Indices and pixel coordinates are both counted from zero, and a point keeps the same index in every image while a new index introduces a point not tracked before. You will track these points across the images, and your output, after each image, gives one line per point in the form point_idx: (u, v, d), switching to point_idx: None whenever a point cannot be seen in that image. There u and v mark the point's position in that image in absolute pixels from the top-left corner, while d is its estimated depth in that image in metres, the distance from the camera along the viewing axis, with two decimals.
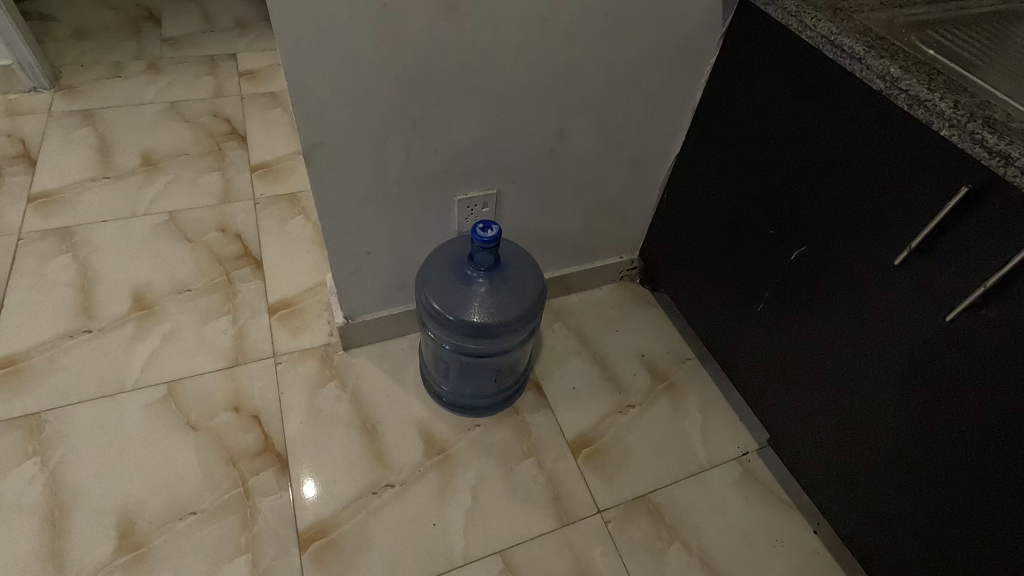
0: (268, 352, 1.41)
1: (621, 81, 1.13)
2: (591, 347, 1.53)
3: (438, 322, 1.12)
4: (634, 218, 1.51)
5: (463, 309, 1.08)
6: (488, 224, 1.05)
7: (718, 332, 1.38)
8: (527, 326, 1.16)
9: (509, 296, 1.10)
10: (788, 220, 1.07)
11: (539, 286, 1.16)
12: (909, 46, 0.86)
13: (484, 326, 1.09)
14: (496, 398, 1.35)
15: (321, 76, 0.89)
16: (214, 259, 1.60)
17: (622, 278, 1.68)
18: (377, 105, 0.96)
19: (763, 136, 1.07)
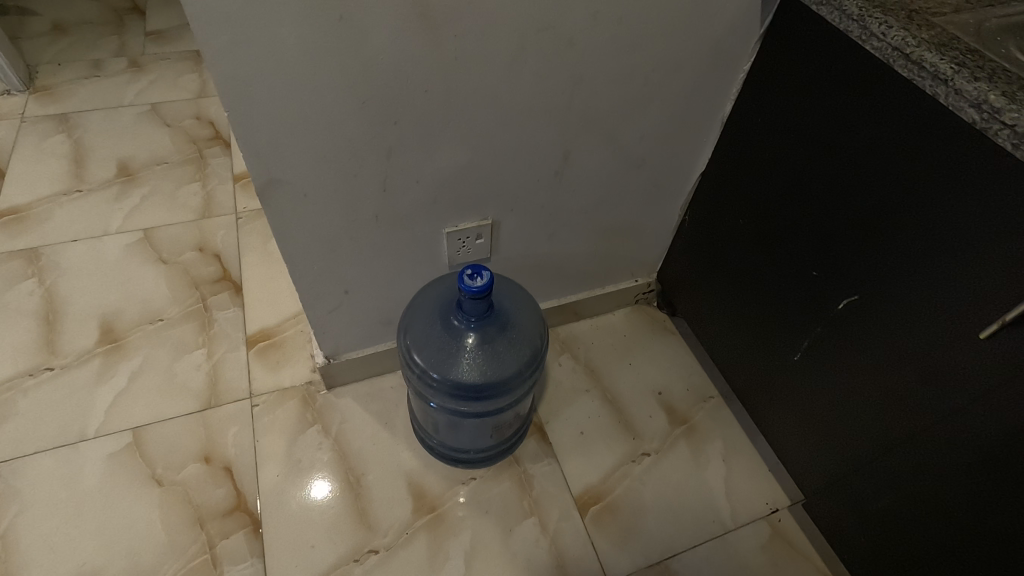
0: (244, 393, 1.28)
1: (639, 96, 0.96)
2: (602, 384, 1.37)
3: (421, 380, 0.97)
4: (652, 240, 1.34)
5: (448, 368, 0.94)
6: (477, 271, 0.90)
7: (746, 374, 1.21)
8: (526, 383, 1.01)
9: (501, 354, 0.95)
10: (836, 265, 0.90)
11: (539, 336, 1.01)
12: (1009, 63, 0.68)
13: (472, 387, 0.95)
14: (493, 449, 1.21)
15: (273, 105, 0.73)
16: (191, 284, 1.47)
17: (638, 301, 1.52)
18: (344, 134, 0.81)
19: (808, 164, 0.89)
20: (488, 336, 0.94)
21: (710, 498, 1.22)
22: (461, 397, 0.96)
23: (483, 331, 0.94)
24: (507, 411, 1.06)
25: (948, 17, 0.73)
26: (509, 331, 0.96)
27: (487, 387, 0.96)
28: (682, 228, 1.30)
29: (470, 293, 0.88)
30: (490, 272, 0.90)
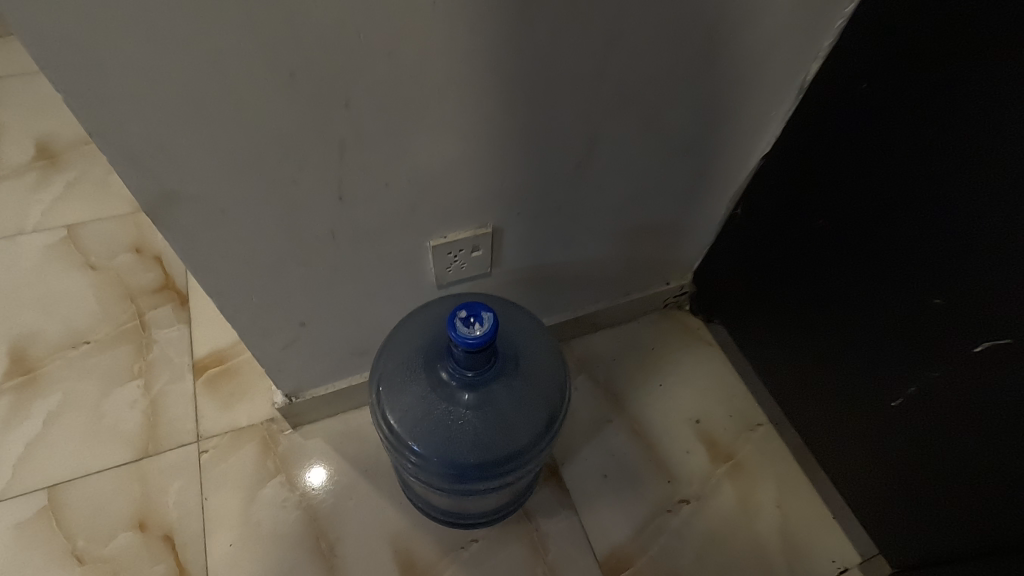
0: (189, 435, 1.04)
1: (697, 54, 0.68)
2: (629, 411, 1.13)
3: (400, 457, 0.73)
4: (691, 238, 1.08)
5: (435, 447, 0.69)
6: (475, 313, 0.65)
7: (815, 409, 0.97)
8: (541, 457, 0.76)
9: (507, 427, 0.70)
10: (977, 292, 0.65)
11: (559, 393, 0.76)
12: None
13: (467, 472, 0.70)
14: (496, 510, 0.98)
15: (148, 86, 0.47)
16: (125, 294, 1.20)
17: (668, 305, 1.26)
18: (268, 122, 0.54)
19: (945, 152, 0.63)
20: (490, 401, 0.70)
21: (764, 557, 1.00)
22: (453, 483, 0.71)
23: (483, 394, 0.70)
24: (514, 485, 0.82)
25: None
26: (520, 391, 0.72)
27: (489, 472, 0.71)
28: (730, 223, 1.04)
29: (465, 347, 0.64)
30: (494, 314, 0.65)
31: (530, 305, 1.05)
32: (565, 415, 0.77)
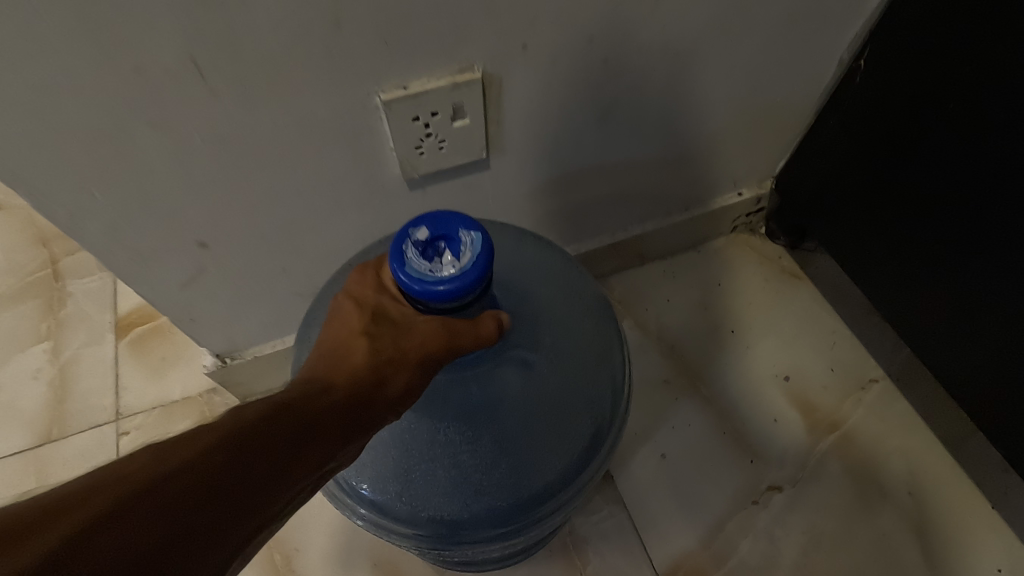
0: (107, 414, 0.80)
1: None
2: (689, 366, 0.84)
3: (357, 501, 0.50)
4: (777, 117, 0.75)
5: (411, 478, 0.47)
6: (448, 234, 0.39)
7: (1003, 342, 0.64)
8: (585, 487, 0.52)
9: (523, 447, 0.47)
10: None
11: (609, 395, 0.52)
12: None
13: (465, 516, 0.47)
14: (531, 544, 0.69)
15: None
16: (34, 239, 0.94)
17: (736, 228, 0.94)
18: None
19: None
20: (491, 400, 0.46)
21: (896, 568, 0.71)
22: (449, 535, 0.48)
23: (482, 388, 0.46)
24: (550, 528, 0.57)
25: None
26: (546, 384, 0.48)
27: (501, 515, 0.48)
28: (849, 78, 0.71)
29: (433, 293, 0.37)
30: (481, 233, 0.39)
31: (553, 223, 0.76)
32: (620, 426, 0.54)
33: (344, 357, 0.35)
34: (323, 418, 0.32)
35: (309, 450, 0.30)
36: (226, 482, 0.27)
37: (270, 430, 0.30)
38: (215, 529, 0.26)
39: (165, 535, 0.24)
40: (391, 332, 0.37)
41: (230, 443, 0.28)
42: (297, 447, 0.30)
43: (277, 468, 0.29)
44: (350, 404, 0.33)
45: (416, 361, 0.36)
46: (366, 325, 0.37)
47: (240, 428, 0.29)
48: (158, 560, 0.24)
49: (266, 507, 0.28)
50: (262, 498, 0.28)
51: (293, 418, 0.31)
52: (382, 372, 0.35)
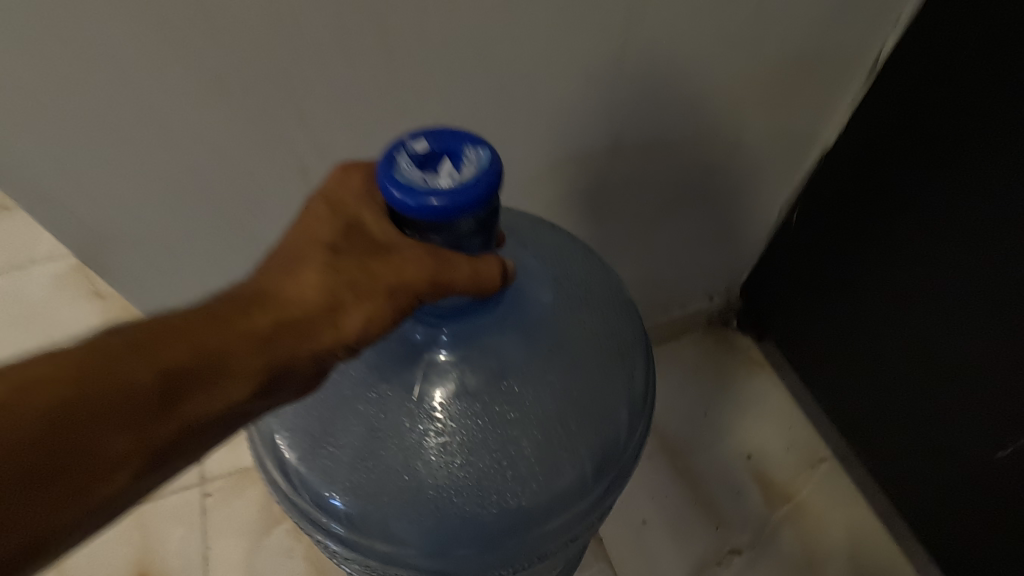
0: (194, 476, 0.98)
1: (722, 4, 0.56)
2: (669, 444, 1.01)
3: (321, 508, 0.52)
4: (734, 248, 0.94)
5: (369, 490, 0.48)
6: (450, 150, 0.38)
7: (913, 443, 0.82)
8: (566, 528, 0.54)
9: (505, 467, 0.48)
10: None
11: (624, 428, 0.55)
12: None
13: (428, 538, 0.49)
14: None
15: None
16: None
17: (710, 323, 1.11)
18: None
19: None
20: (481, 404, 0.47)
21: None
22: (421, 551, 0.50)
23: (466, 386, 0.47)
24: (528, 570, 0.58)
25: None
26: (546, 389, 0.49)
27: (461, 536, 0.49)
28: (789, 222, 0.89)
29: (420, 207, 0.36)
30: (488, 149, 0.38)
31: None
32: (626, 463, 0.56)
33: (292, 284, 0.37)
34: (243, 347, 0.35)
35: (218, 346, 0.34)
36: (116, 414, 0.32)
37: (170, 392, 0.33)
38: (90, 450, 0.31)
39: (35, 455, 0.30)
40: (361, 262, 0.37)
41: (135, 378, 0.32)
42: (209, 375, 0.34)
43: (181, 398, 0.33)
44: (277, 351, 0.36)
45: (382, 292, 0.37)
46: (333, 238, 0.38)
47: (147, 370, 0.33)
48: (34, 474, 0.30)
49: (178, 450, 0.34)
50: (147, 423, 0.32)
51: (215, 349, 0.34)
52: (330, 301, 0.36)
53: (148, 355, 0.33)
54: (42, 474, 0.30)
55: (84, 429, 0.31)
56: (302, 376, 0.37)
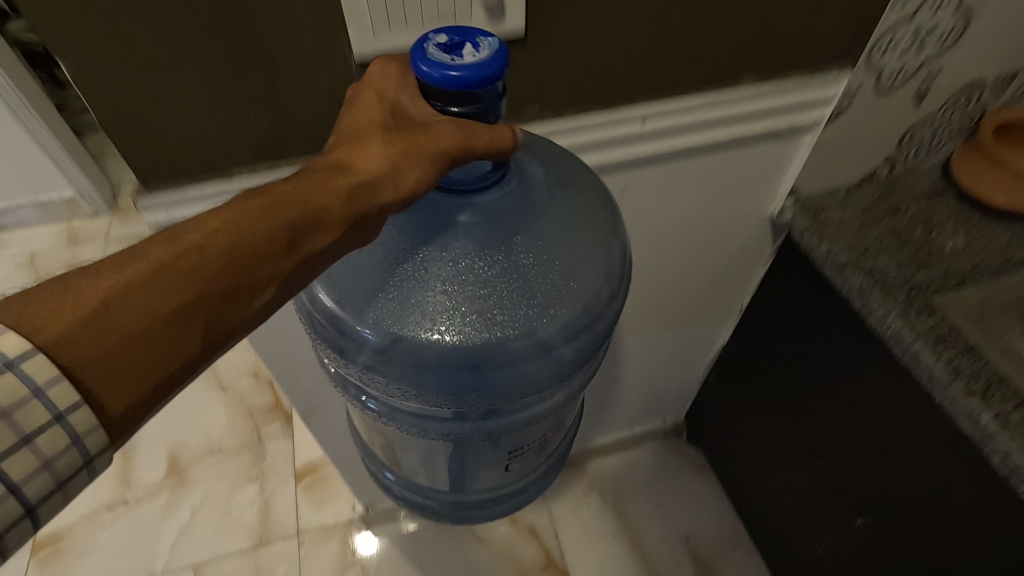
0: (291, 531, 1.30)
1: (628, 332, 1.00)
2: (631, 527, 1.33)
3: (346, 336, 0.50)
4: (675, 396, 1.31)
5: (400, 307, 0.46)
6: (468, 39, 0.43)
7: (768, 541, 1.22)
8: (562, 354, 0.52)
9: (509, 286, 0.47)
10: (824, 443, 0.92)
11: (603, 292, 0.51)
12: (931, 310, 0.69)
13: (443, 353, 0.48)
14: (525, 481, 0.77)
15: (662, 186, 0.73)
16: (245, 412, 1.47)
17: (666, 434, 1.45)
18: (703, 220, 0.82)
19: (785, 349, 0.95)
20: (474, 253, 0.47)
21: None
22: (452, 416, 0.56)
23: (475, 242, 0.47)
24: (538, 408, 0.59)
25: (981, 280, 0.72)
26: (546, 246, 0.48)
27: (468, 364, 0.50)
28: (698, 407, 1.33)
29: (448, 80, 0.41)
30: (496, 39, 0.43)
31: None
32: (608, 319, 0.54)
33: (361, 154, 0.40)
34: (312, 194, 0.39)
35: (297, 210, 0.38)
36: (180, 269, 0.34)
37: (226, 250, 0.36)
38: (166, 296, 0.34)
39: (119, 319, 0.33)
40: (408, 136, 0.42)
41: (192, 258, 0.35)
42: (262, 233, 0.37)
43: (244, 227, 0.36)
44: (354, 198, 0.39)
45: (427, 158, 0.41)
46: (386, 118, 0.43)
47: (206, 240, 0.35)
48: (111, 350, 0.32)
49: (294, 282, 0.39)
50: (220, 289, 0.35)
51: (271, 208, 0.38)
52: (396, 164, 0.41)
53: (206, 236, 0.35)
54: (194, 309, 0.34)
55: (170, 269, 0.34)
56: (374, 218, 0.41)
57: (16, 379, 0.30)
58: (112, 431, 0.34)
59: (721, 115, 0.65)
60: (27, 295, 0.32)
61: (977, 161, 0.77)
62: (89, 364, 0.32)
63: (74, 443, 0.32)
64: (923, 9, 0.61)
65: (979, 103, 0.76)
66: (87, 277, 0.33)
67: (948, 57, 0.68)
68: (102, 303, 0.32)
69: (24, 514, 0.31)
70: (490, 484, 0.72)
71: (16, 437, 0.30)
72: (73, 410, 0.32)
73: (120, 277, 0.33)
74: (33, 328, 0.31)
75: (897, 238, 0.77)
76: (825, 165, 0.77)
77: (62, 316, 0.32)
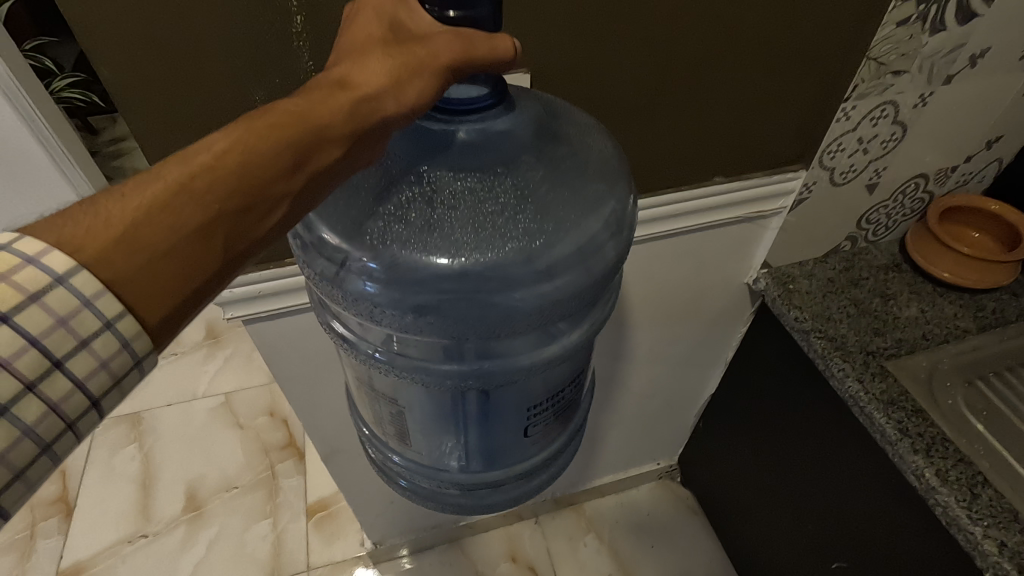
0: (302, 566, 1.37)
1: (620, 385, 1.10)
2: (627, 565, 1.39)
3: (356, 276, 0.43)
4: (669, 440, 1.39)
5: (420, 231, 0.40)
6: None
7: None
8: (576, 273, 0.46)
9: (530, 209, 0.41)
10: (784, 474, 1.06)
11: (603, 231, 0.46)
12: (881, 374, 0.78)
13: (457, 277, 0.42)
14: (551, 458, 0.65)
15: (647, 263, 0.83)
16: (260, 449, 1.55)
17: (662, 475, 1.52)
18: (687, 289, 0.91)
19: (747, 393, 1.10)
20: (485, 169, 0.41)
21: None
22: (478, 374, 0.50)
23: (490, 161, 0.42)
24: (557, 349, 0.52)
25: (929, 348, 0.82)
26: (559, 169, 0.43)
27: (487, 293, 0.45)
28: (690, 452, 1.41)
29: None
30: None
31: None
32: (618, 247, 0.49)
33: (363, 65, 0.35)
34: (314, 105, 0.34)
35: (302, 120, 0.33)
36: (196, 185, 0.31)
37: (237, 164, 0.32)
38: (189, 210, 0.31)
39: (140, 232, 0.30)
40: (414, 44, 0.37)
41: (209, 171, 0.31)
42: (269, 146, 0.32)
43: (249, 142, 0.32)
44: (361, 108, 0.35)
45: (432, 71, 0.37)
46: (385, 32, 0.37)
47: (215, 156, 0.31)
48: (139, 263, 0.30)
49: (310, 197, 0.35)
50: (239, 201, 0.32)
51: (274, 119, 0.33)
52: (400, 75, 0.36)
53: (215, 155, 0.31)
54: (217, 219, 0.31)
55: (184, 188, 0.30)
56: (382, 131, 0.37)
57: (68, 292, 0.29)
58: (157, 338, 0.32)
59: (695, 207, 0.76)
60: (52, 220, 0.30)
61: (926, 241, 0.87)
62: (129, 280, 0.30)
63: (124, 347, 0.31)
64: (862, 122, 0.72)
65: (926, 191, 0.87)
66: (113, 201, 0.30)
67: (891, 157, 0.79)
68: (130, 225, 0.30)
69: (91, 407, 0.32)
70: (516, 463, 0.60)
71: (76, 342, 0.30)
72: (120, 320, 0.30)
73: (140, 198, 0.30)
74: (74, 248, 0.29)
75: (856, 307, 0.87)
76: (792, 243, 0.88)
77: (94, 237, 0.29)
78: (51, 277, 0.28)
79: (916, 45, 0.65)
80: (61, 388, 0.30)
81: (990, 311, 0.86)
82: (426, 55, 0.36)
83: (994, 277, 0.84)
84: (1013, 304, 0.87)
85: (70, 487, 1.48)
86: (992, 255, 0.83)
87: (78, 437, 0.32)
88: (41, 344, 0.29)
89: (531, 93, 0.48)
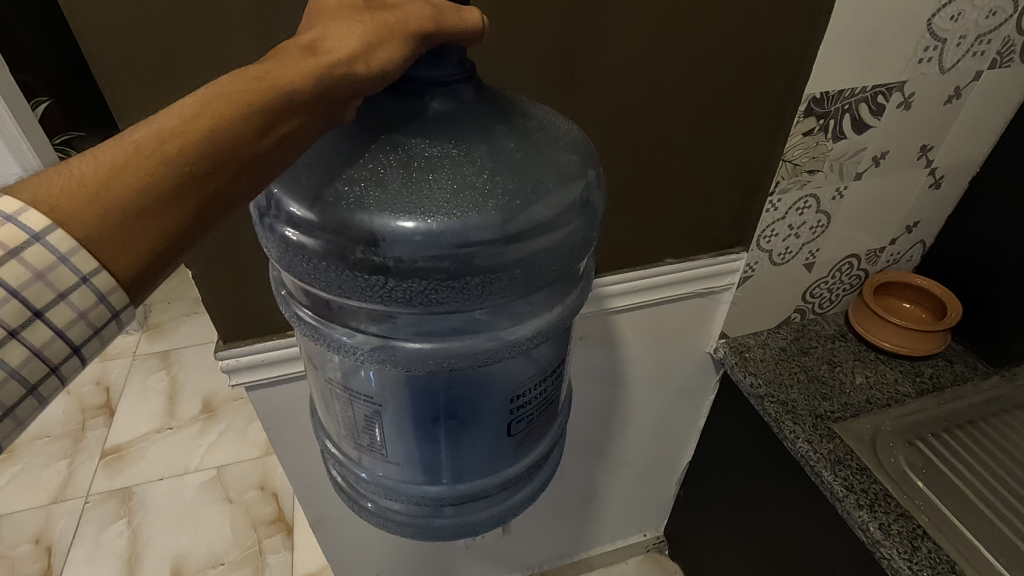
0: None
1: (602, 452, 1.15)
2: None
3: (322, 252, 0.46)
4: (656, 509, 1.41)
5: (388, 198, 0.42)
6: None
7: None
8: (548, 243, 0.49)
9: (500, 180, 0.44)
10: (760, 542, 1.09)
11: (576, 205, 0.49)
12: (829, 434, 0.86)
13: (430, 245, 0.44)
14: (530, 469, 0.65)
15: (613, 334, 0.91)
16: (249, 524, 1.56)
17: (651, 549, 1.52)
18: (654, 357, 0.99)
19: (719, 462, 1.15)
20: (460, 139, 0.44)
21: None
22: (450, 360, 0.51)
23: (461, 137, 0.44)
24: (528, 334, 0.54)
25: (872, 412, 0.89)
26: (528, 148, 0.45)
27: (461, 275, 0.47)
28: (675, 523, 1.42)
29: None
30: None
31: (543, 547, 1.39)
32: (586, 227, 0.52)
33: (335, 39, 0.38)
34: (284, 72, 0.35)
35: (271, 84, 0.35)
36: (166, 148, 0.32)
37: (207, 127, 0.33)
38: (157, 170, 0.32)
39: (112, 192, 0.32)
40: (383, 18, 0.40)
41: (176, 133, 0.33)
42: (236, 108, 0.34)
43: (220, 105, 0.33)
44: (326, 76, 0.37)
45: (402, 37, 0.40)
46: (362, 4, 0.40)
47: (185, 119, 0.33)
48: (111, 221, 0.32)
49: (276, 163, 0.36)
50: (204, 162, 0.33)
51: (243, 83, 0.34)
52: (366, 48, 0.39)
53: (184, 117, 0.33)
54: (185, 182, 0.33)
55: (154, 150, 0.32)
56: (349, 95, 0.39)
57: (42, 249, 0.31)
58: (133, 293, 0.35)
59: (655, 282, 0.86)
60: (39, 180, 0.32)
61: (865, 314, 0.97)
62: (102, 236, 0.32)
63: (100, 300, 0.33)
64: (789, 212, 0.84)
65: (860, 268, 0.98)
66: (85, 162, 0.32)
67: (822, 239, 0.90)
68: (104, 184, 0.32)
69: (72, 353, 0.35)
70: (491, 470, 0.60)
71: (53, 295, 0.32)
72: (95, 275, 0.33)
73: (112, 159, 0.32)
74: (50, 206, 0.31)
75: (806, 374, 0.95)
76: (744, 315, 0.98)
77: (68, 198, 0.31)
78: (28, 233, 0.31)
79: (823, 149, 0.78)
80: (42, 335, 0.33)
81: (927, 377, 0.95)
82: (393, 28, 0.40)
83: (927, 346, 0.94)
84: (947, 369, 0.96)
85: (54, 565, 1.48)
86: (923, 325, 0.92)
87: (62, 382, 0.35)
88: (20, 295, 0.32)
89: (508, 95, 0.50)
